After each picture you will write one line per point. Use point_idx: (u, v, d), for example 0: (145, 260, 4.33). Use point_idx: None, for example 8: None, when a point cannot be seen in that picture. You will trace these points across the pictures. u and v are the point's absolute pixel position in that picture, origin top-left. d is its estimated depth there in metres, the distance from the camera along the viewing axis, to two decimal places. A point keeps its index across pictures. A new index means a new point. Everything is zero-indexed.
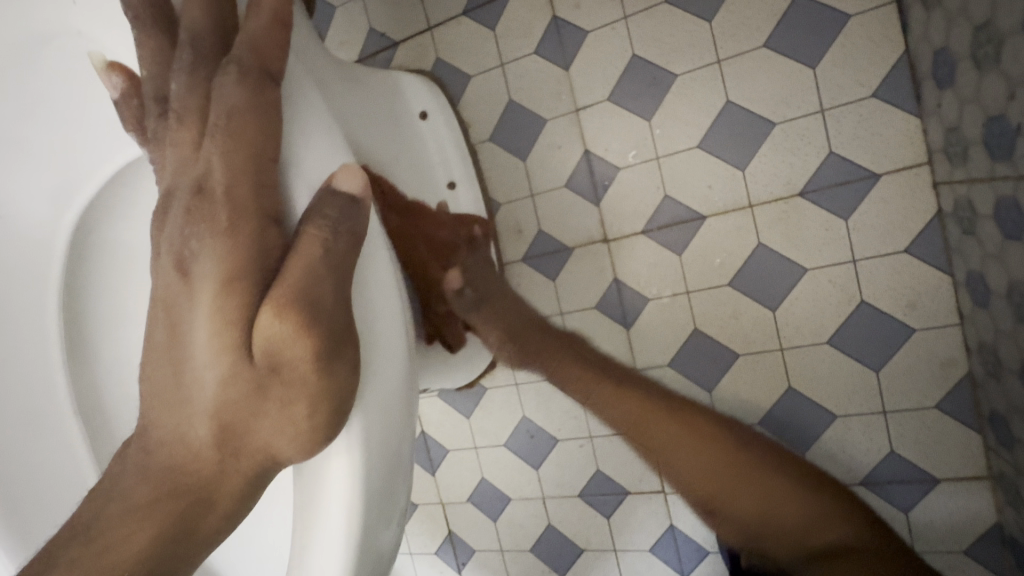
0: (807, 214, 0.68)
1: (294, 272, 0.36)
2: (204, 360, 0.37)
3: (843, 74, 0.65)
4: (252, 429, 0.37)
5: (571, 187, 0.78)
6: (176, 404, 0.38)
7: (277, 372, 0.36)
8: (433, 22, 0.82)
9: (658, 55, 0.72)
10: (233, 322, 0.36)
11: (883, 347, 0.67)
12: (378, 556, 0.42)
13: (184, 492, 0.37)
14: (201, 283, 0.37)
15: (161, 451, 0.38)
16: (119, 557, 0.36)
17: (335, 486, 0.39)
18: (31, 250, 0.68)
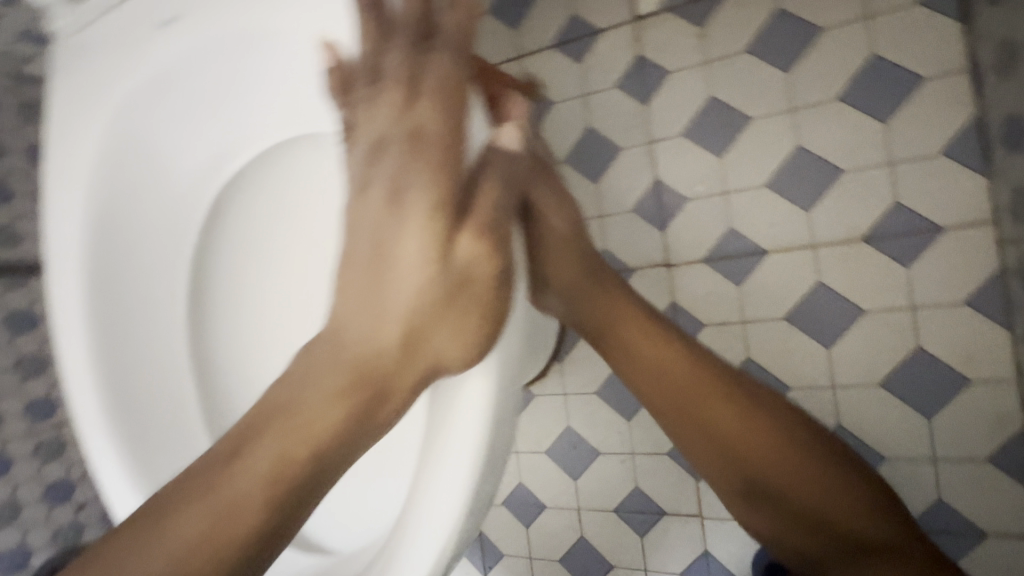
0: (867, 258, 0.71)
1: (487, 200, 0.36)
2: (409, 269, 0.34)
3: (914, 131, 0.69)
4: (430, 338, 0.35)
5: (639, 213, 0.83)
6: (369, 304, 0.35)
7: (466, 289, 0.35)
8: (525, 52, 0.90)
9: (735, 99, 0.77)
10: (435, 240, 0.34)
11: (936, 394, 0.68)
12: (479, 507, 0.43)
13: (367, 379, 0.34)
14: (412, 203, 0.34)
15: (349, 347, 0.34)
16: (309, 433, 0.32)
17: (466, 413, 0.41)
18: (178, 207, 0.65)
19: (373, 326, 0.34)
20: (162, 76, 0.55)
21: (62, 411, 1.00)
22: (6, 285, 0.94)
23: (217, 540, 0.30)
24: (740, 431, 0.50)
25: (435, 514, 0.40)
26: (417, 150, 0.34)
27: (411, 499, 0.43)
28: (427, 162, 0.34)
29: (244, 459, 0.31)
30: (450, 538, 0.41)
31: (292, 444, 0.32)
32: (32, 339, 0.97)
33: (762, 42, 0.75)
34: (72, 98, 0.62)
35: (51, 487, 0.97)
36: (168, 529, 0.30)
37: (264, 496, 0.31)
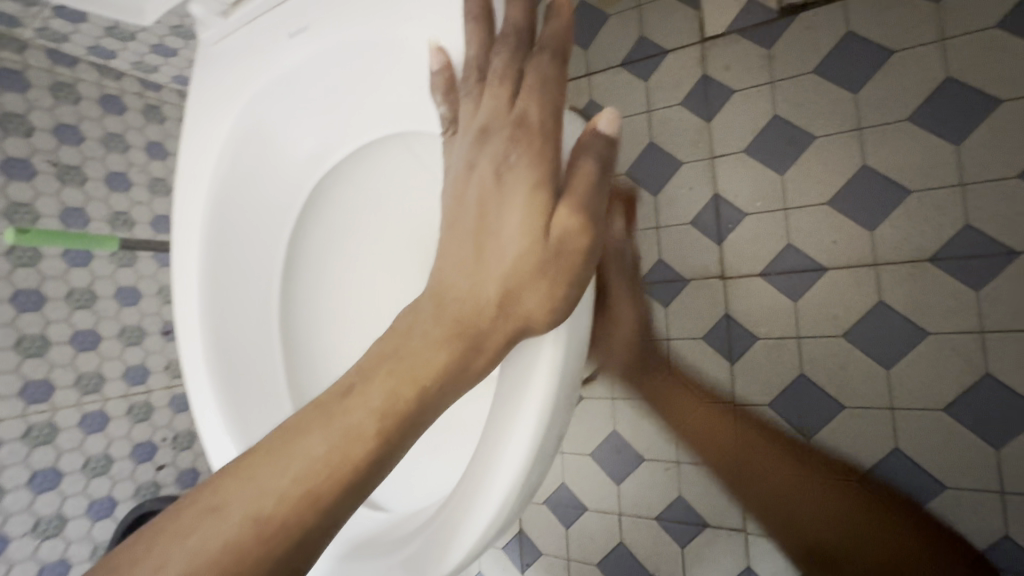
0: (934, 280, 0.70)
1: (583, 179, 0.38)
2: (510, 233, 0.37)
3: (989, 153, 0.68)
4: (523, 298, 0.37)
5: (696, 225, 0.85)
6: (471, 267, 0.38)
7: (561, 255, 0.37)
8: (593, 71, 0.96)
9: (799, 118, 0.79)
10: (535, 210, 0.37)
11: (1006, 424, 0.66)
12: (527, 493, 0.41)
13: (466, 330, 0.37)
14: (514, 180, 0.38)
15: (453, 305, 0.38)
16: (420, 373, 0.37)
17: (532, 374, 0.39)
18: (285, 196, 0.67)
19: (475, 285, 0.38)
20: (290, 76, 0.57)
21: (153, 379, 1.11)
22: (120, 262, 1.07)
23: (339, 462, 0.34)
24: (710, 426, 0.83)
25: (493, 477, 0.39)
26: (519, 139, 0.38)
27: (472, 463, 0.42)
28: (529, 147, 0.38)
29: (359, 392, 0.36)
30: (508, 504, 0.39)
31: (399, 383, 0.36)
32: (135, 312, 1.09)
33: (830, 64, 0.77)
34: (198, 99, 0.62)
35: (138, 447, 1.07)
36: (298, 447, 0.35)
37: (377, 425, 0.35)
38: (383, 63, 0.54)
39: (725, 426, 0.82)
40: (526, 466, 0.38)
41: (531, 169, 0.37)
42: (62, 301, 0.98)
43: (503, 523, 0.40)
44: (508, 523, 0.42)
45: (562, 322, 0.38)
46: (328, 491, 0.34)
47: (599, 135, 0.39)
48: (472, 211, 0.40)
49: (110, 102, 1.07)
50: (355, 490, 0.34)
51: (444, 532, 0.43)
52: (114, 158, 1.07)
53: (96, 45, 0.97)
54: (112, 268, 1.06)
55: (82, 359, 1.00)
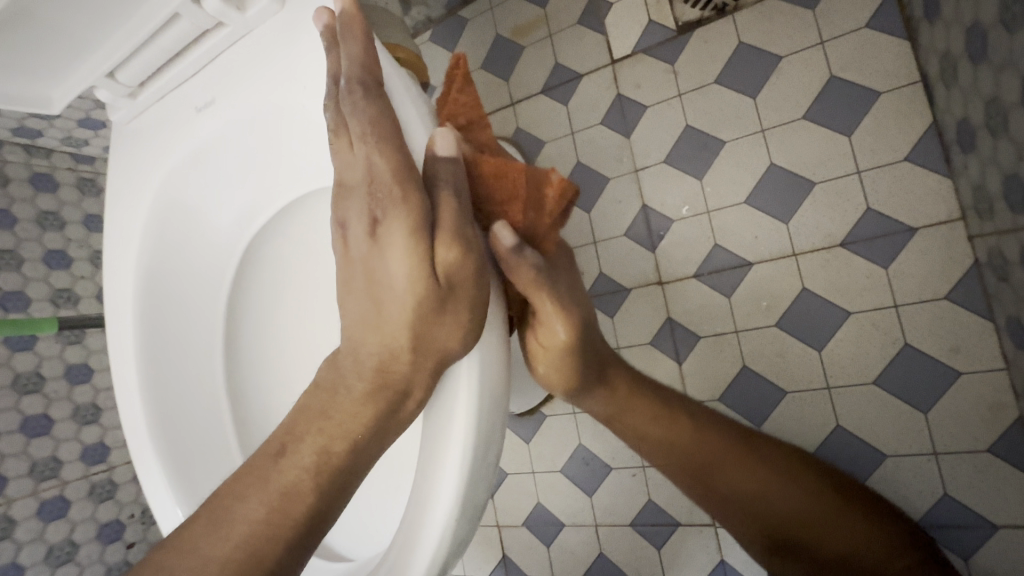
0: (849, 262, 0.75)
1: (448, 214, 0.43)
2: (404, 282, 0.42)
3: (877, 142, 0.73)
4: (432, 337, 0.41)
5: (629, 236, 0.89)
6: (376, 323, 0.43)
7: (454, 289, 0.42)
8: (516, 99, 0.99)
9: (707, 125, 0.84)
10: (420, 254, 0.42)
11: (928, 388, 0.70)
12: (473, 511, 0.44)
13: (388, 381, 0.42)
14: (393, 234, 0.42)
15: (370, 356, 0.42)
16: (349, 426, 0.41)
17: (454, 399, 0.42)
18: (216, 260, 0.68)
19: (386, 338, 0.42)
20: (198, 143, 0.61)
21: (114, 455, 1.08)
22: (67, 340, 1.04)
23: (279, 520, 0.38)
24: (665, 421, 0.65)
25: (433, 502, 0.42)
26: (382, 194, 0.43)
27: (412, 496, 0.44)
28: (394, 199, 0.43)
29: (289, 455, 0.41)
30: (453, 525, 0.42)
31: (331, 439, 0.41)
32: (89, 389, 1.06)
33: (730, 73, 0.82)
34: (120, 172, 0.67)
35: (104, 527, 1.04)
36: (236, 511, 0.39)
37: (310, 481, 0.40)
38: (283, 125, 0.57)
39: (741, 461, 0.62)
40: (463, 484, 0.41)
41: (404, 218, 0.42)
42: (8, 387, 0.95)
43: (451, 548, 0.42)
44: (458, 549, 0.44)
45: (475, 345, 0.43)
46: (268, 552, 0.38)
47: (441, 159, 0.45)
48: (368, 271, 0.44)
49: (42, 180, 1.05)
50: (298, 541, 0.39)
51: (394, 572, 0.44)
52: (51, 236, 1.06)
53: (22, 125, 0.97)
54: (59, 346, 1.03)
55: (35, 446, 0.97)
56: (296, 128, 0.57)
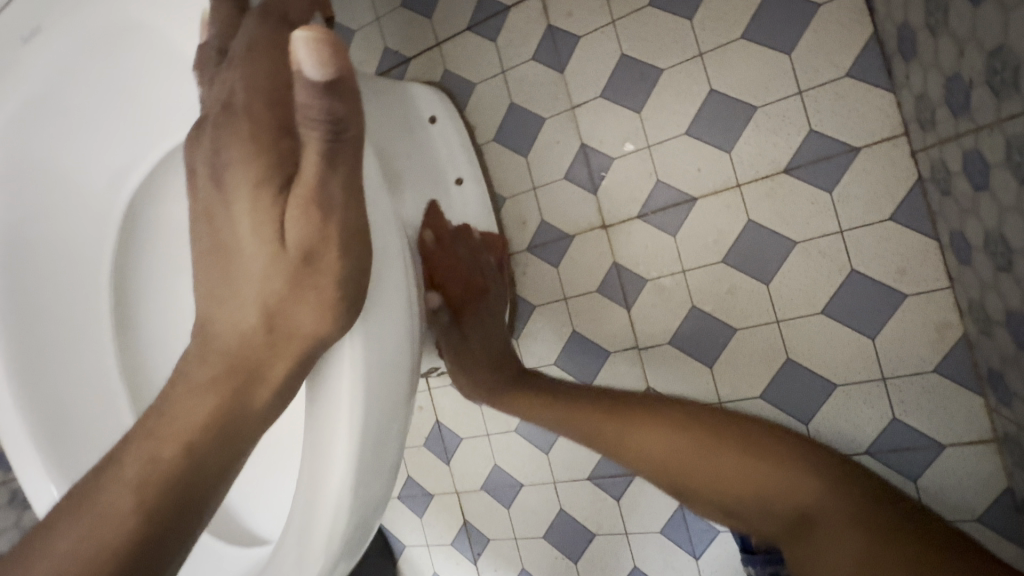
0: (793, 189, 0.71)
1: (310, 165, 0.35)
2: (251, 254, 0.39)
3: (817, 59, 0.69)
4: (293, 316, 0.39)
5: (570, 179, 0.84)
6: (228, 296, 0.40)
7: (312, 264, 0.38)
8: (441, 38, 0.91)
9: (644, 53, 0.78)
10: (269, 220, 0.38)
11: (875, 314, 0.69)
12: (370, 502, 0.41)
13: (241, 367, 0.39)
14: (237, 192, 0.38)
15: (219, 339, 0.39)
16: (183, 427, 0.37)
17: (338, 381, 0.39)
18: (88, 227, 0.64)
19: (236, 316, 0.39)
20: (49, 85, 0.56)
21: None
22: None
23: (91, 554, 0.33)
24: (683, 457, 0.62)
25: (321, 497, 0.39)
26: (231, 135, 0.38)
27: (299, 489, 0.41)
28: (242, 138, 0.38)
29: (114, 470, 0.36)
30: (344, 523, 0.39)
31: (163, 443, 0.36)
32: None
33: None
34: None
35: None
36: (47, 547, 0.34)
37: (131, 501, 0.35)
38: (153, 57, 0.56)
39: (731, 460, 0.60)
40: (352, 478, 0.39)
41: (250, 170, 0.37)
42: None
43: (346, 539, 0.40)
44: (354, 543, 0.41)
45: (352, 323, 0.39)
46: None
47: (308, 85, 0.32)
48: (213, 232, 0.40)
49: None
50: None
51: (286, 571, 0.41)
52: None
53: None
54: None
55: None
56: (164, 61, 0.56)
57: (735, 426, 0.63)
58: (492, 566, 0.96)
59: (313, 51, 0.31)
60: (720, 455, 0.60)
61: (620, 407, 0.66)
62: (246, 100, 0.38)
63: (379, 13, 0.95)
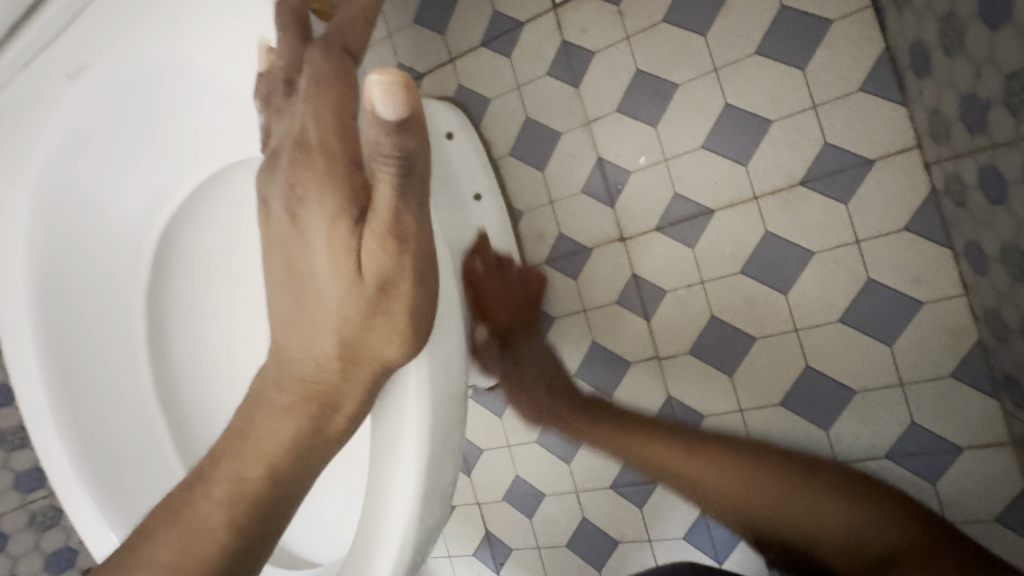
0: (809, 200, 0.73)
1: (384, 198, 0.36)
2: (326, 285, 0.40)
3: (830, 74, 0.71)
4: (367, 342, 0.40)
5: (586, 192, 0.85)
6: (303, 327, 0.42)
7: (388, 293, 0.39)
8: (455, 55, 0.92)
9: (659, 68, 0.79)
10: (345, 251, 0.39)
11: (892, 321, 0.70)
12: (429, 529, 0.42)
13: (316, 395, 0.42)
14: (312, 224, 0.40)
15: (294, 367, 0.42)
16: (268, 447, 0.41)
17: (403, 408, 0.42)
18: (124, 267, 0.69)
19: (311, 345, 0.42)
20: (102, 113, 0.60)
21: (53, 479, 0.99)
22: None
23: (190, 563, 0.37)
24: (740, 484, 0.73)
25: (383, 523, 0.41)
26: (306, 171, 0.40)
27: (364, 514, 0.43)
28: (313, 176, 0.40)
29: (204, 488, 0.40)
30: (406, 550, 0.41)
31: (249, 466, 0.40)
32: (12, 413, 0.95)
33: (678, 10, 0.77)
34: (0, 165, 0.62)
35: (52, 556, 0.96)
36: (146, 557, 0.38)
37: (222, 518, 0.39)
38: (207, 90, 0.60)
39: (771, 483, 0.71)
40: (416, 506, 0.40)
41: (323, 202, 0.39)
42: None
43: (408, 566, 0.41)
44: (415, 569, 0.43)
45: (419, 350, 0.41)
46: None
47: (382, 123, 0.34)
48: (294, 263, 0.42)
49: None
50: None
51: None
52: None
53: None
54: None
55: None
56: (218, 95, 0.60)
57: (722, 446, 0.77)
58: None
59: (387, 92, 0.33)
60: (705, 463, 0.76)
61: (649, 429, 0.81)
62: (320, 138, 0.40)
63: (392, 29, 0.96)
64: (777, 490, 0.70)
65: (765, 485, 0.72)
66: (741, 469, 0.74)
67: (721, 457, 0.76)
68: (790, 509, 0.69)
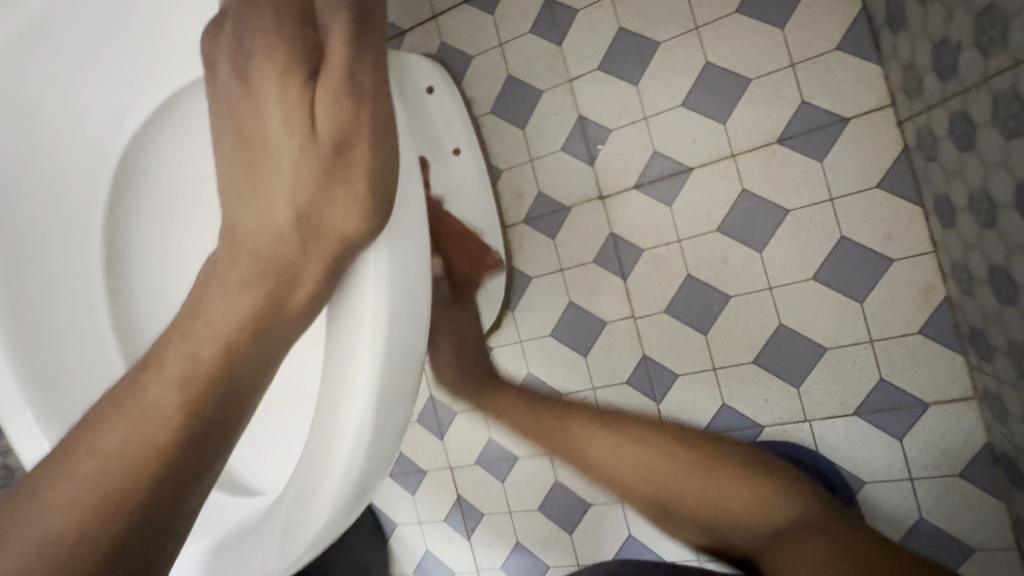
0: (785, 158, 0.73)
1: (336, 54, 0.40)
2: (281, 151, 0.41)
3: (810, 32, 0.71)
4: (323, 214, 0.40)
5: (567, 151, 0.85)
6: (257, 198, 0.42)
7: (345, 153, 0.40)
8: (439, 11, 0.91)
9: (642, 26, 0.79)
10: (299, 112, 0.40)
11: (865, 278, 0.71)
12: (391, 424, 0.41)
13: (272, 268, 0.41)
14: (266, 86, 0.41)
15: (248, 238, 0.42)
16: (224, 321, 0.39)
17: (363, 296, 0.41)
18: (82, 182, 0.64)
19: (265, 217, 0.41)
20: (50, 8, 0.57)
21: None
22: None
23: (136, 448, 0.36)
24: (677, 474, 0.57)
25: (343, 410, 0.40)
26: (258, 35, 0.42)
27: (322, 408, 0.42)
28: (273, 48, 0.41)
29: (155, 373, 0.38)
30: (366, 440, 0.40)
31: (203, 343, 0.39)
32: None
33: None
34: None
35: None
36: (92, 445, 0.36)
37: (176, 397, 0.37)
38: None
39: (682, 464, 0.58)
40: (374, 391, 0.40)
41: (277, 62, 0.41)
42: None
43: (368, 457, 0.41)
44: (380, 464, 0.42)
45: (382, 226, 0.41)
46: (130, 494, 0.35)
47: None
48: (247, 130, 0.42)
49: None
50: (167, 474, 0.36)
51: (305, 493, 0.42)
52: None
53: None
54: None
55: None
56: None
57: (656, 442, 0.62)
58: (485, 542, 0.95)
59: None
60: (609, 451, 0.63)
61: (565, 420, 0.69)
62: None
63: None
64: (747, 489, 0.54)
65: (729, 486, 0.54)
66: (673, 458, 0.59)
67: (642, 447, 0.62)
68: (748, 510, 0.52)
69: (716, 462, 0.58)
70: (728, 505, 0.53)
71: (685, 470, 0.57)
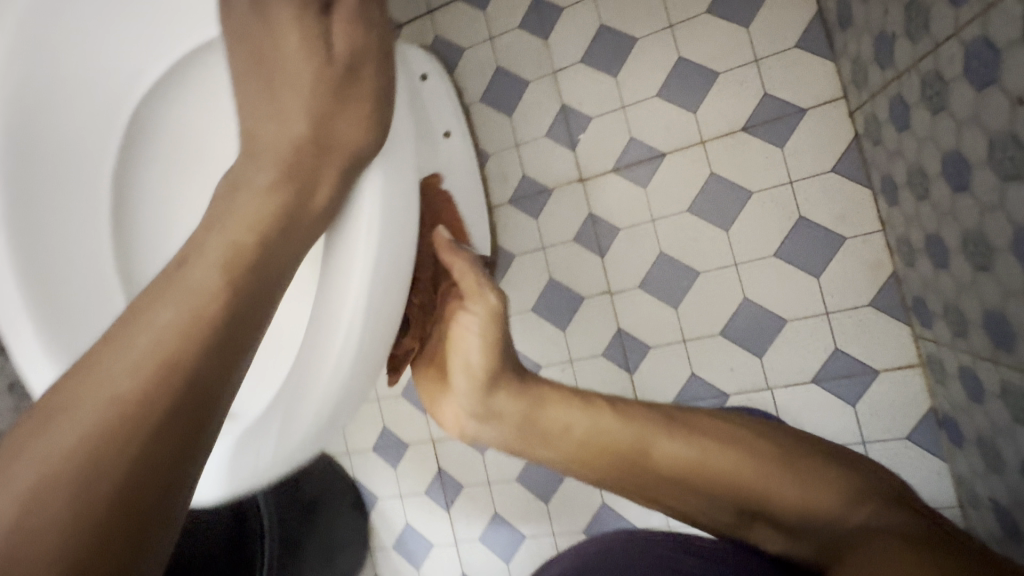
0: (749, 145, 0.80)
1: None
2: (302, 75, 0.49)
3: (771, 31, 0.78)
4: (337, 126, 0.49)
5: (550, 136, 0.90)
6: (280, 115, 0.50)
7: (358, 78, 0.49)
8: (434, 7, 0.97)
9: (621, 24, 0.86)
10: (313, 39, 0.49)
11: (821, 254, 0.77)
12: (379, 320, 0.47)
13: (295, 170, 0.48)
14: (284, 21, 0.50)
15: (270, 149, 0.49)
16: (255, 213, 0.46)
17: (359, 208, 0.48)
18: (93, 125, 0.65)
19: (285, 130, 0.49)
20: None
21: None
22: None
23: (184, 324, 0.40)
24: (742, 476, 0.50)
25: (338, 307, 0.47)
26: None
27: (323, 308, 0.49)
28: None
29: (195, 261, 0.43)
30: (357, 328, 0.46)
31: (238, 234, 0.45)
32: None
33: None
34: None
35: None
36: (138, 327, 0.40)
37: (217, 281, 0.42)
38: None
39: (751, 467, 0.50)
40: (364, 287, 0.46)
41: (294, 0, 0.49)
42: None
43: (357, 347, 0.47)
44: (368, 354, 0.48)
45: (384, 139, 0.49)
46: (183, 363, 0.39)
47: None
48: (266, 57, 0.51)
49: None
50: (214, 345, 0.40)
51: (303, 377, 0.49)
52: None
53: None
54: None
55: None
56: None
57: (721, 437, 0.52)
58: (464, 514, 0.97)
59: None
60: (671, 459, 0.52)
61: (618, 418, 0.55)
62: None
63: None
64: (817, 493, 0.48)
65: (802, 496, 0.48)
66: (736, 454, 0.51)
67: (712, 440, 0.52)
68: (816, 511, 0.48)
69: (786, 461, 0.50)
70: (802, 508, 0.48)
71: (771, 483, 0.49)
